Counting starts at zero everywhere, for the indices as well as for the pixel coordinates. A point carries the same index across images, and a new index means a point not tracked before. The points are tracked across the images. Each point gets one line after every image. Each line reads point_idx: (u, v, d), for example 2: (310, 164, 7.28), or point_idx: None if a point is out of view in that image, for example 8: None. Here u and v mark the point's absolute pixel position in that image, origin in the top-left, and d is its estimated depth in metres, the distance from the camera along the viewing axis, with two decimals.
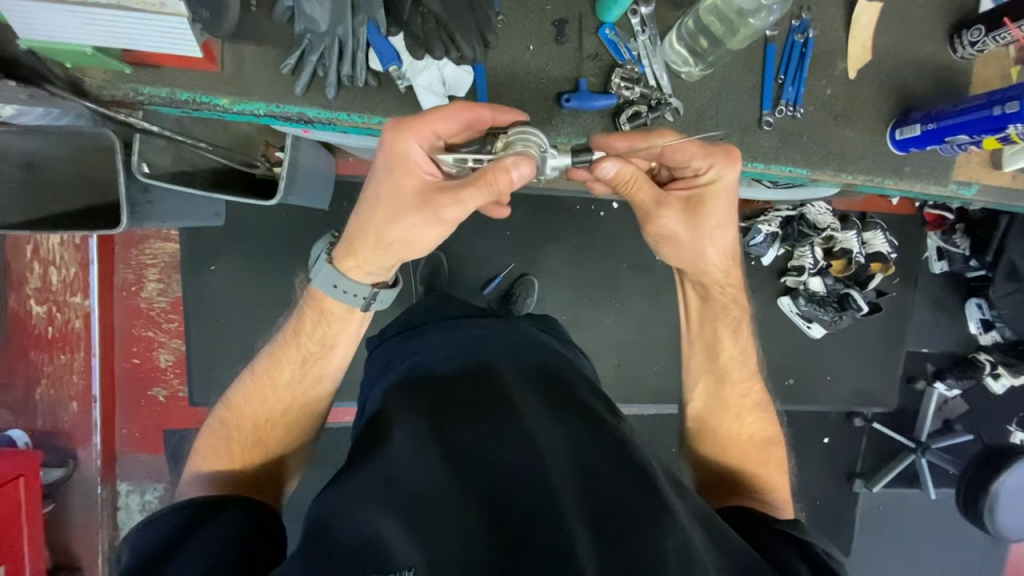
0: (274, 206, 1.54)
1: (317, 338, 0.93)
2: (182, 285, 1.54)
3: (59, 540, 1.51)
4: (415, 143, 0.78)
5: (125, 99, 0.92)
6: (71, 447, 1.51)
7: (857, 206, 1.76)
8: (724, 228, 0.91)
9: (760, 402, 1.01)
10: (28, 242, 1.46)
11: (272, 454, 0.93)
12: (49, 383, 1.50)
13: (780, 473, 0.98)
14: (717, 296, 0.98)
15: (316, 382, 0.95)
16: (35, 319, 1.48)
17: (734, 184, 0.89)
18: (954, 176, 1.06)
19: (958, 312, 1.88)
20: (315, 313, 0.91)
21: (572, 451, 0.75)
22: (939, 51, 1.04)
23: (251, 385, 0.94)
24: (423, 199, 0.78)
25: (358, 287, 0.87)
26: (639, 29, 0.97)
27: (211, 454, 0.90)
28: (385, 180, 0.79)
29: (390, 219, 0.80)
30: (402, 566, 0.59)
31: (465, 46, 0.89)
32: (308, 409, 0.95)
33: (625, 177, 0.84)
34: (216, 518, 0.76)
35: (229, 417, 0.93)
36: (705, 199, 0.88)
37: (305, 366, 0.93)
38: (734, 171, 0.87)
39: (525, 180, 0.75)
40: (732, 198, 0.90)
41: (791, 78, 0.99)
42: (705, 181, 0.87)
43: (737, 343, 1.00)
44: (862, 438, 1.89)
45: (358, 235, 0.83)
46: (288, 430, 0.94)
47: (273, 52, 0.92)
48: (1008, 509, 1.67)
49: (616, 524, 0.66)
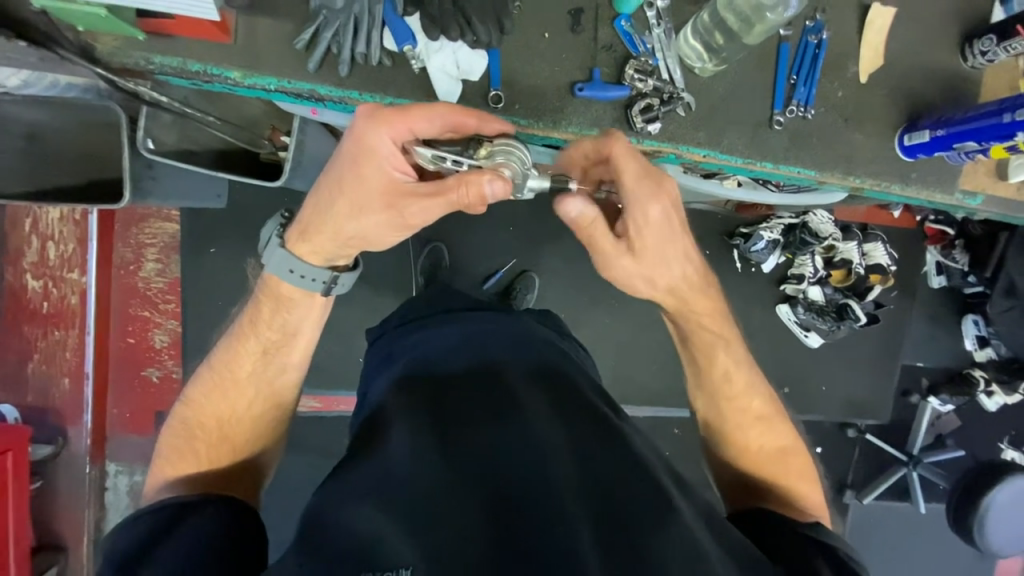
0: (277, 191, 1.54)
1: (277, 326, 0.93)
2: (181, 266, 1.53)
3: (44, 519, 1.49)
4: (386, 138, 0.76)
5: (135, 68, 0.91)
6: (61, 425, 1.49)
7: (858, 216, 1.77)
8: (672, 260, 0.86)
9: (763, 416, 0.98)
10: (27, 214, 1.45)
11: (242, 451, 0.91)
12: (41, 359, 1.48)
13: (803, 482, 0.96)
14: (705, 330, 0.96)
15: (281, 372, 0.94)
16: (30, 293, 1.47)
17: (667, 218, 0.82)
18: (960, 185, 1.07)
19: (955, 328, 1.89)
20: (273, 302, 0.92)
21: (574, 449, 0.74)
22: (951, 59, 1.05)
23: (210, 380, 0.92)
24: (389, 199, 0.79)
25: (314, 271, 0.89)
26: (654, 23, 0.97)
27: (174, 458, 0.88)
28: (352, 170, 0.78)
29: (352, 214, 0.81)
30: (400, 565, 0.60)
31: (481, 30, 0.89)
32: (276, 400, 0.94)
33: (588, 221, 0.81)
34: (191, 518, 0.75)
35: (189, 416, 0.91)
36: (640, 238, 0.83)
37: (267, 357, 0.93)
38: (659, 206, 0.81)
39: (495, 197, 0.75)
40: (671, 227, 0.83)
41: (803, 78, 0.99)
42: (634, 218, 0.82)
43: (718, 362, 0.97)
44: (854, 449, 1.89)
45: (316, 222, 0.85)
46: (255, 424, 0.93)
47: (288, 26, 0.91)
48: (999, 525, 1.68)
49: (617, 527, 0.65)
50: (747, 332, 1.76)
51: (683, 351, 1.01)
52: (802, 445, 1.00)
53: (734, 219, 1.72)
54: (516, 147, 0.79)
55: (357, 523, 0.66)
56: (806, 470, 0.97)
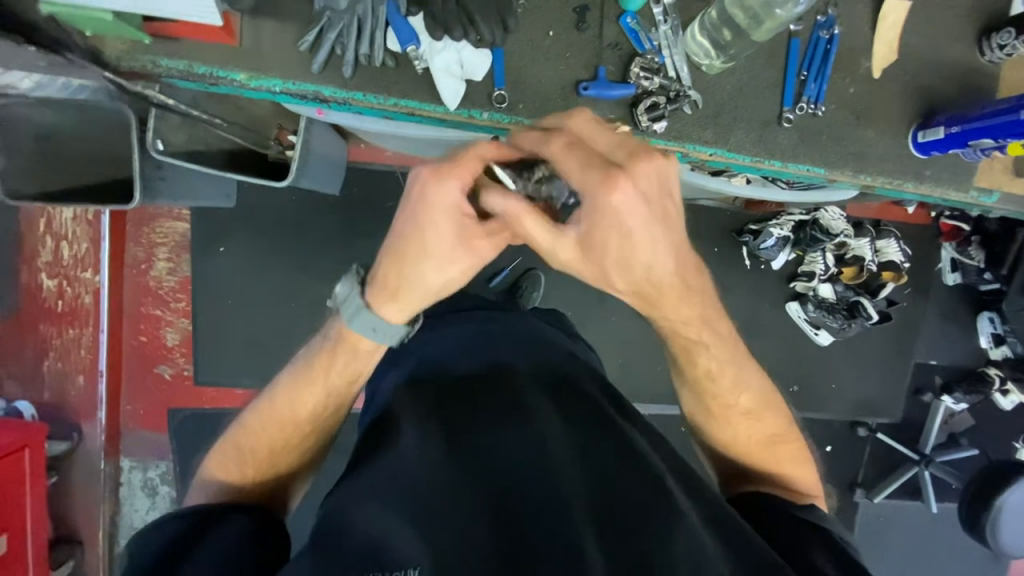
0: (284, 191, 1.55)
1: (346, 373, 0.87)
2: (191, 265, 1.55)
3: (61, 512, 1.52)
4: (456, 187, 0.71)
5: (142, 71, 0.92)
6: (77, 421, 1.52)
7: (871, 212, 1.74)
8: (640, 253, 0.67)
9: (751, 409, 0.94)
10: (41, 215, 1.47)
11: (282, 474, 0.89)
12: (56, 356, 1.51)
13: (795, 465, 0.95)
14: (684, 329, 0.83)
15: (340, 411, 0.90)
16: (46, 293, 1.49)
17: (629, 208, 0.64)
18: (975, 182, 1.05)
19: (969, 325, 1.85)
20: (346, 351, 0.85)
21: (584, 450, 0.74)
22: (967, 53, 1.02)
23: (268, 412, 0.88)
24: (467, 248, 0.74)
25: (392, 327, 0.83)
26: (661, 19, 0.96)
27: (218, 477, 0.86)
28: (419, 225, 0.73)
29: (433, 268, 0.75)
30: (408, 564, 0.59)
31: (484, 29, 0.88)
32: (326, 433, 0.91)
33: (519, 214, 0.69)
34: (218, 530, 0.72)
35: (242, 441, 0.88)
36: (596, 229, 0.66)
37: (332, 399, 0.88)
38: (620, 193, 0.64)
39: (547, 222, 0.79)
40: (640, 219, 0.65)
41: (813, 74, 0.97)
42: (587, 204, 0.67)
43: (703, 356, 0.88)
44: (865, 447, 1.85)
45: (396, 280, 0.77)
46: (302, 452, 0.90)
47: (292, 28, 0.91)
48: (1013, 525, 1.65)
49: (626, 521, 0.65)
50: (756, 329, 1.74)
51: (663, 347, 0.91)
52: (792, 428, 0.97)
53: (743, 216, 1.70)
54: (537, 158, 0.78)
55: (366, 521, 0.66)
56: (800, 454, 0.96)
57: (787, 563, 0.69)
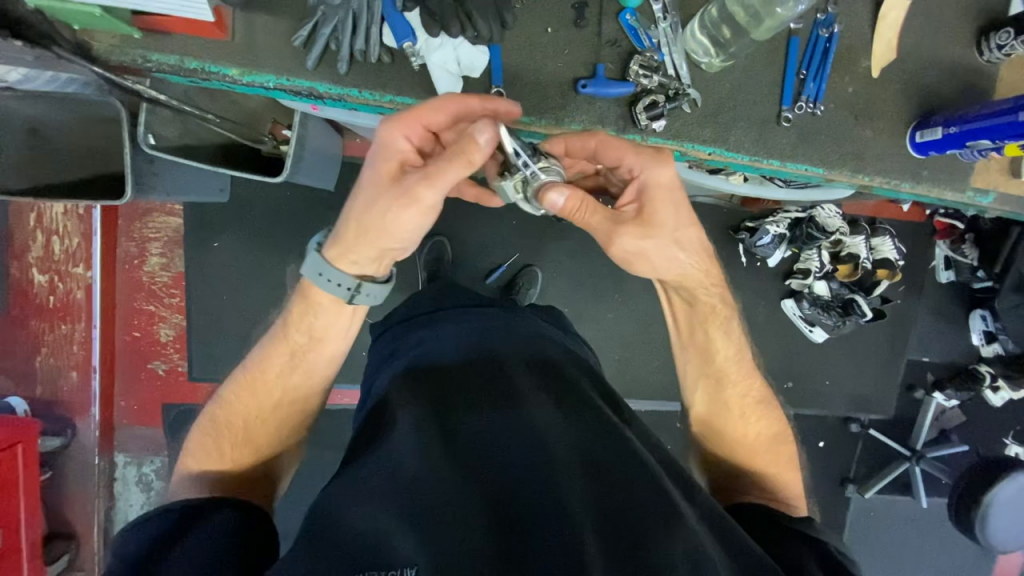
0: (279, 186, 1.53)
1: (305, 329, 0.86)
2: (184, 261, 1.53)
3: (52, 509, 1.51)
4: (400, 134, 0.76)
5: (133, 66, 0.90)
6: (70, 417, 1.50)
7: (866, 210, 1.75)
8: (685, 226, 0.84)
9: (761, 401, 0.97)
10: (31, 209, 1.45)
11: (264, 452, 0.89)
12: (49, 352, 1.49)
13: (790, 470, 0.96)
14: (704, 298, 0.92)
15: (307, 375, 0.88)
16: (36, 288, 1.47)
17: (672, 180, 0.83)
18: (971, 183, 1.05)
19: (962, 323, 1.87)
20: (304, 306, 0.85)
21: (585, 454, 0.73)
22: (966, 53, 1.02)
23: (242, 381, 0.88)
24: (401, 184, 0.73)
25: (344, 277, 0.80)
26: (661, 16, 0.95)
27: (200, 455, 0.86)
28: (366, 169, 0.77)
29: (370, 205, 0.75)
30: (406, 564, 0.59)
31: (482, 25, 0.87)
32: (301, 402, 0.90)
33: (576, 205, 0.78)
34: (205, 523, 0.72)
35: (219, 415, 0.88)
36: (650, 203, 0.83)
37: (296, 359, 0.87)
38: (667, 168, 0.83)
39: (491, 142, 0.70)
40: (677, 192, 0.84)
41: (812, 73, 0.97)
42: (643, 182, 0.83)
43: (728, 345, 0.95)
44: (857, 443, 1.87)
45: (342, 223, 0.79)
46: (279, 424, 0.89)
47: (286, 22, 0.90)
48: (1002, 520, 1.67)
49: (624, 522, 0.65)
50: (751, 326, 1.75)
51: (689, 332, 0.96)
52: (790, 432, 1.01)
53: (740, 213, 1.70)
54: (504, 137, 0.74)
55: (366, 523, 0.65)
56: (794, 459, 0.98)
57: (777, 565, 0.70)
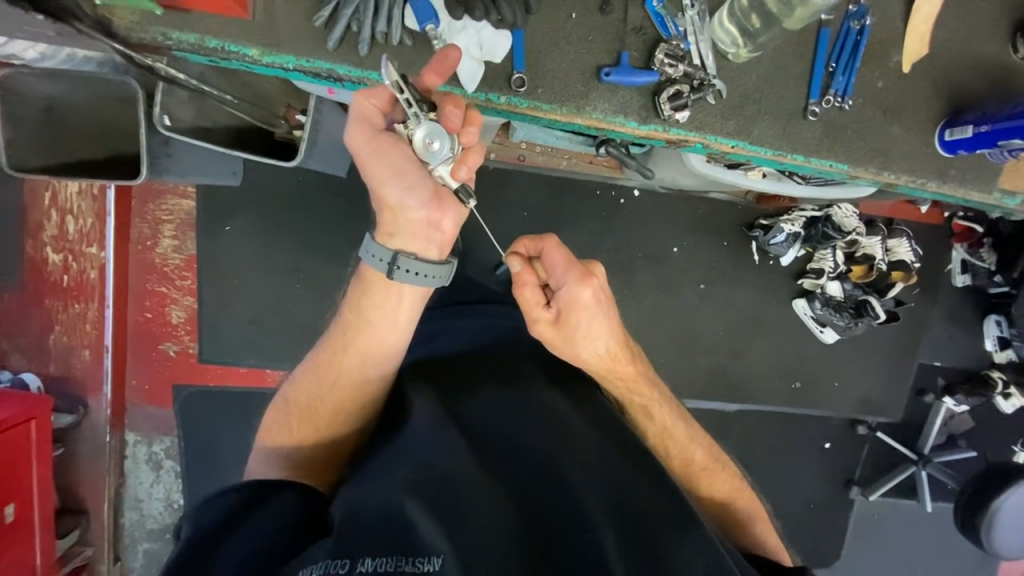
0: (291, 170, 1.53)
1: (361, 312, 0.80)
2: (196, 244, 1.54)
3: (63, 485, 1.53)
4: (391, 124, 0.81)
5: (153, 43, 0.90)
6: (82, 395, 1.52)
7: (884, 211, 1.73)
8: (596, 337, 0.80)
9: (706, 464, 0.91)
10: (46, 188, 1.46)
11: (324, 437, 0.83)
12: (62, 330, 1.50)
13: (759, 521, 0.90)
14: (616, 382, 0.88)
15: (368, 361, 0.81)
16: (51, 267, 1.49)
17: (591, 305, 0.78)
18: (999, 184, 1.03)
19: (976, 328, 1.84)
20: (360, 287, 0.80)
21: (601, 459, 0.74)
22: (1000, 50, 1.00)
23: (312, 360, 0.85)
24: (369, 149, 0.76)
25: (382, 250, 0.75)
26: (688, 4, 0.93)
27: (269, 432, 0.84)
28: None
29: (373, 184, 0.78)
30: (431, 551, 0.57)
31: (506, 9, 0.86)
32: (362, 389, 0.83)
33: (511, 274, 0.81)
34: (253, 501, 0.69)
35: (291, 393, 0.86)
36: (566, 315, 0.78)
37: (351, 341, 0.81)
38: (588, 293, 0.77)
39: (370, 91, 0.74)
40: (600, 315, 0.79)
41: (842, 66, 0.95)
42: (564, 296, 0.78)
43: (653, 420, 0.91)
44: (864, 446, 1.86)
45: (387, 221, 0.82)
46: (339, 410, 0.83)
47: (307, 3, 0.89)
48: (1007, 527, 1.66)
49: (642, 528, 0.67)
50: (762, 325, 1.73)
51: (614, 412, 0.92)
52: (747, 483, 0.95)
53: (755, 210, 1.68)
54: (383, 70, 0.70)
55: (388, 499, 0.64)
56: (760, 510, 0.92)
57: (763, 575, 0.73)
